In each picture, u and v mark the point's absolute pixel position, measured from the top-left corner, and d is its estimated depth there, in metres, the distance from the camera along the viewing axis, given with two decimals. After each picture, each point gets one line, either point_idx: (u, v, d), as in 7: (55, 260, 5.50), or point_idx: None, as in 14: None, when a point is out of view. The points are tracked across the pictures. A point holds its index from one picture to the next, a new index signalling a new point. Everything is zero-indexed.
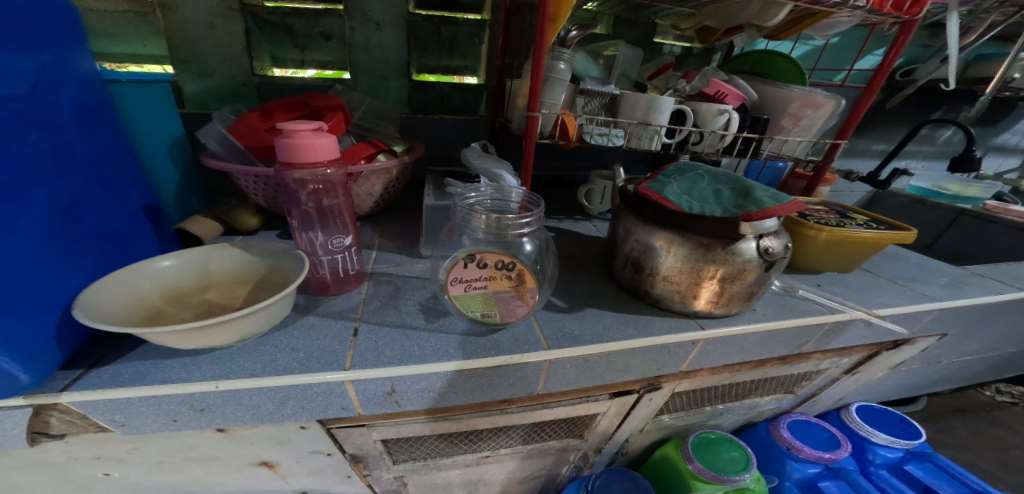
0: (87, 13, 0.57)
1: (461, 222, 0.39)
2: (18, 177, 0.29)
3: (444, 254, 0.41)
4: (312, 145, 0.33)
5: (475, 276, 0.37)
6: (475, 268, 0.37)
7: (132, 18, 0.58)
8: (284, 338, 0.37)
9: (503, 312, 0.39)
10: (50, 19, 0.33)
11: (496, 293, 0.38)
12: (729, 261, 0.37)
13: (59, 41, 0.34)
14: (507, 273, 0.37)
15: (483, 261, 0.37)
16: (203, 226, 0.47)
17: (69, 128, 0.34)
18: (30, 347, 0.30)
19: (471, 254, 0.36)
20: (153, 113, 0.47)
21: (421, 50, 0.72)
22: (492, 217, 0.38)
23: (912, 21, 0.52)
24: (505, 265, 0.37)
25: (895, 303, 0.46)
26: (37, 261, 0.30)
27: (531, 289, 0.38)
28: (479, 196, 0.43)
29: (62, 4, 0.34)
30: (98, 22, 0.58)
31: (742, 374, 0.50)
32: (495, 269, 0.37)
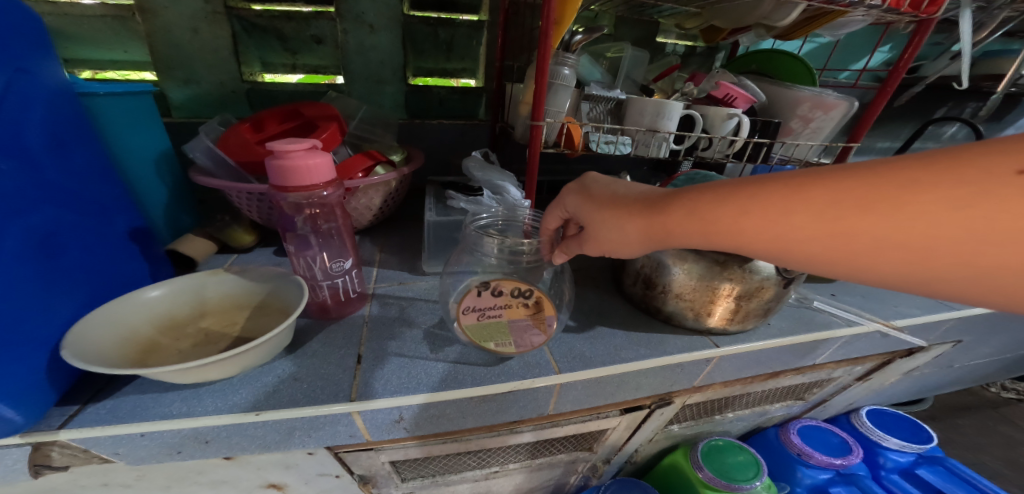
0: (63, 17, 0.54)
1: (472, 242, 0.38)
2: None
3: (454, 276, 0.39)
4: (306, 166, 0.31)
5: (490, 304, 0.36)
6: (489, 296, 0.36)
7: (111, 22, 0.56)
8: (287, 367, 0.36)
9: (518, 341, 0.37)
10: (9, 32, 0.30)
11: (512, 321, 0.37)
12: (745, 279, 0.36)
13: (19, 56, 0.31)
14: (524, 301, 0.36)
15: (499, 289, 0.35)
16: (195, 246, 0.45)
17: (40, 150, 0.32)
18: (21, 390, 0.28)
19: (485, 281, 0.35)
20: (136, 126, 0.44)
21: (418, 52, 0.70)
22: (507, 241, 0.36)
23: (930, 20, 0.51)
24: (522, 292, 0.36)
25: (914, 313, 0.45)
26: (20, 300, 0.28)
27: (549, 317, 0.37)
28: (492, 215, 0.41)
29: (22, 12, 0.31)
30: (75, 26, 0.55)
31: (753, 385, 0.49)
32: (511, 297, 0.36)
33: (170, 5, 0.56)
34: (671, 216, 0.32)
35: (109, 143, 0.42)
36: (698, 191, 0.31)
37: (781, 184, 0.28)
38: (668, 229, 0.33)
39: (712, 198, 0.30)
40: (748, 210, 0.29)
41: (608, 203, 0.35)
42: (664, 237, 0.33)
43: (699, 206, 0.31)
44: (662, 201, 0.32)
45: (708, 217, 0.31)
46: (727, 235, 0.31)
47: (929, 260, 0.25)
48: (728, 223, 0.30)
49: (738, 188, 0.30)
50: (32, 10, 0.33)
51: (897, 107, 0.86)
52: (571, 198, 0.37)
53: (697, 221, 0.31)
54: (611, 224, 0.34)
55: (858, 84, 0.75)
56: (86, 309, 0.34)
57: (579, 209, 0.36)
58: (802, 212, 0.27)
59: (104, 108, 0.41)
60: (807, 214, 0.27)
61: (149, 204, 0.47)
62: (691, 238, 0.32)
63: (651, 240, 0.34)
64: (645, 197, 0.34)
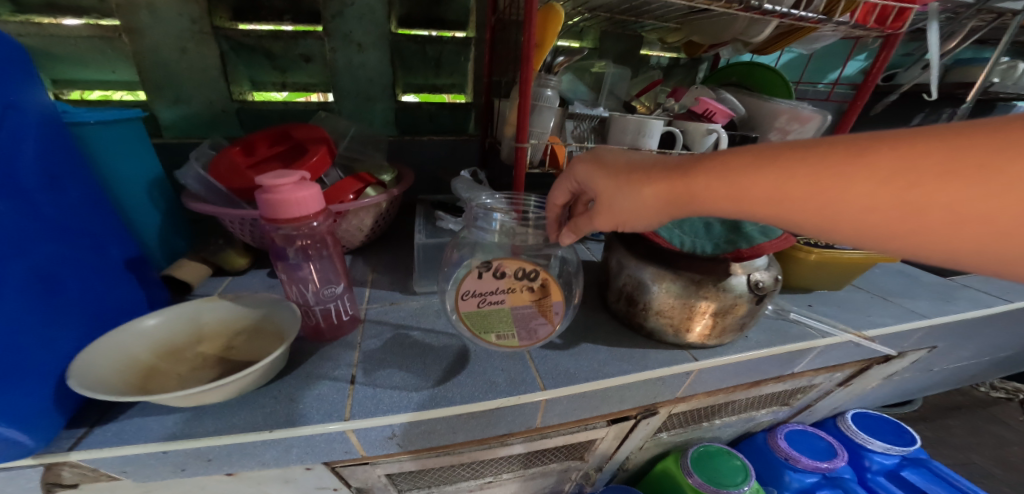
0: (49, 39, 0.55)
1: (480, 218, 0.40)
2: None
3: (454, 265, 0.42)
4: (295, 200, 0.32)
5: (492, 289, 0.38)
6: (490, 278, 0.38)
7: (98, 43, 0.57)
8: (283, 387, 0.37)
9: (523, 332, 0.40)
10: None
11: (514, 307, 0.39)
12: (720, 296, 0.37)
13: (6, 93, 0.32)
14: (529, 284, 0.38)
15: (501, 270, 0.38)
16: (191, 270, 0.47)
17: (35, 187, 0.33)
18: (32, 417, 0.30)
19: (488, 261, 0.38)
20: (128, 152, 0.45)
21: (407, 69, 0.71)
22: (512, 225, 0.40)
23: (896, 35, 0.56)
24: (526, 274, 0.38)
25: (886, 322, 0.46)
26: (24, 334, 0.30)
27: (556, 304, 0.40)
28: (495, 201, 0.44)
29: (14, 54, 0.32)
30: (61, 47, 0.56)
31: (736, 394, 0.50)
32: (513, 280, 0.38)
33: (157, 25, 0.57)
34: (701, 175, 0.30)
35: (102, 173, 0.43)
36: (739, 153, 0.29)
37: (839, 144, 0.26)
38: (694, 192, 0.31)
39: (753, 159, 0.29)
40: (796, 176, 0.27)
41: (624, 170, 0.34)
42: (690, 201, 0.31)
43: (731, 165, 0.29)
44: (689, 164, 0.31)
45: (744, 183, 0.29)
46: (768, 203, 0.28)
47: (972, 245, 0.24)
48: (764, 193, 0.28)
49: (786, 149, 0.28)
50: (19, 46, 0.33)
51: (876, 115, 0.89)
52: (582, 167, 0.37)
53: (733, 185, 0.29)
54: (628, 187, 0.33)
55: (832, 95, 0.78)
56: (88, 338, 0.35)
57: (589, 177, 0.36)
58: (863, 178, 0.25)
59: (94, 137, 0.42)
60: (872, 181, 0.25)
61: (142, 226, 0.48)
62: (719, 205, 0.31)
63: (669, 205, 0.32)
64: (662, 162, 0.33)
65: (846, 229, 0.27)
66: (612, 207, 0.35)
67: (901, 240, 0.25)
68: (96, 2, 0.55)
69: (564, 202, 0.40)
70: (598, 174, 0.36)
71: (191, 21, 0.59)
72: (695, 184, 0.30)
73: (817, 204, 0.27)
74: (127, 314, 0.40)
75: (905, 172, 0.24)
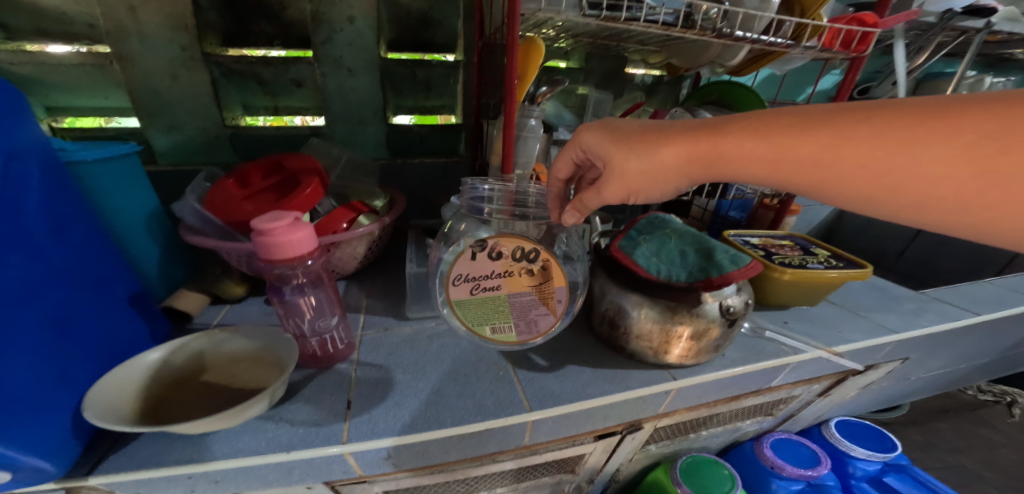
0: (40, 66, 0.56)
1: (473, 197, 0.45)
2: (10, 303, 0.30)
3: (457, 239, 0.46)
4: (288, 242, 0.34)
5: (484, 276, 0.42)
6: (487, 260, 0.42)
7: (89, 70, 0.58)
8: (284, 411, 0.39)
9: (525, 323, 0.44)
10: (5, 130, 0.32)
11: (510, 294, 0.44)
12: (694, 320, 0.40)
13: (13, 142, 0.33)
14: (526, 264, 0.42)
15: (499, 249, 0.42)
16: (190, 300, 0.49)
17: (43, 234, 0.34)
18: (54, 446, 0.32)
19: (481, 241, 0.41)
20: (125, 187, 0.47)
21: (397, 92, 0.73)
22: (502, 219, 0.45)
23: (860, 57, 0.62)
24: (525, 254, 0.42)
25: (856, 338, 0.48)
26: (40, 377, 0.32)
27: (558, 289, 0.44)
28: (491, 190, 0.45)
29: (20, 106, 0.34)
30: (55, 77, 0.58)
31: (718, 408, 0.52)
32: (511, 261, 0.42)
33: (148, 53, 0.59)
34: (731, 134, 0.34)
35: (100, 208, 0.45)
36: (783, 116, 0.33)
37: (915, 107, 0.29)
38: (721, 152, 0.35)
39: (798, 121, 0.33)
40: (856, 137, 0.30)
41: (638, 136, 0.38)
42: (716, 160, 0.35)
43: (773, 127, 0.33)
44: (718, 126, 0.35)
45: (788, 143, 0.33)
46: (815, 166, 0.32)
47: None
48: (812, 154, 0.32)
49: (851, 112, 0.31)
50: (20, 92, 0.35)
51: None
52: (590, 135, 0.41)
53: (770, 145, 0.34)
54: (650, 150, 0.37)
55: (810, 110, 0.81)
56: (97, 371, 0.37)
57: (598, 145, 0.40)
58: (943, 144, 0.28)
59: (91, 174, 0.43)
60: (950, 146, 0.28)
61: (138, 256, 0.49)
62: (751, 164, 0.35)
63: (688, 164, 0.36)
64: (674, 129, 0.37)
65: (912, 199, 0.30)
66: (630, 168, 0.38)
67: (965, 212, 0.29)
68: (86, 29, 0.57)
69: (566, 175, 0.44)
70: (614, 138, 0.39)
71: (181, 48, 0.60)
72: (727, 144, 0.35)
73: (891, 168, 0.30)
74: (131, 345, 0.42)
75: (1001, 137, 0.26)
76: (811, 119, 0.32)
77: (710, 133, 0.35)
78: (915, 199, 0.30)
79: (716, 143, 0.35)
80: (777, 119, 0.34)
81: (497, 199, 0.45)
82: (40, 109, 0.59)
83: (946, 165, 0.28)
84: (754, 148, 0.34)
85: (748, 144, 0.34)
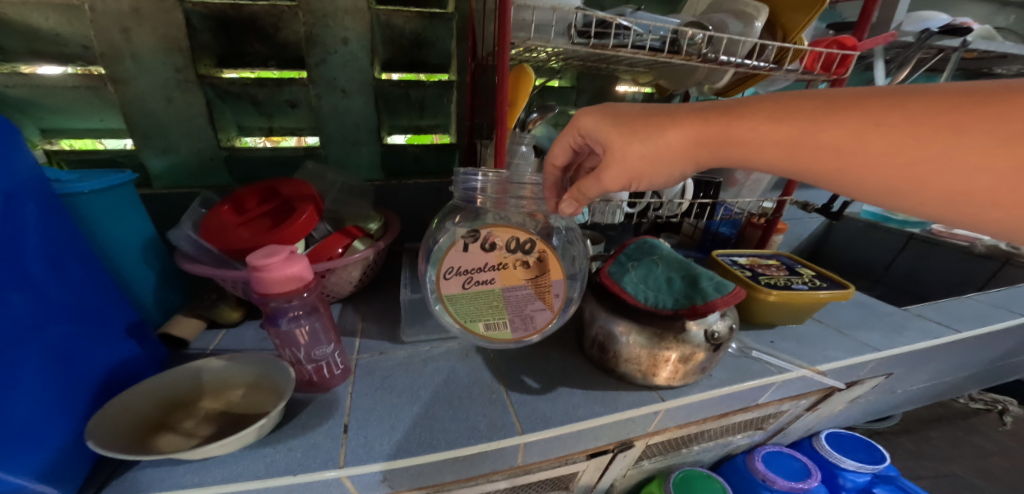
0: (34, 89, 0.57)
1: (463, 183, 0.46)
2: (17, 342, 0.32)
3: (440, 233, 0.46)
4: (285, 277, 0.35)
5: (478, 268, 0.44)
6: (479, 250, 0.44)
7: (84, 92, 0.59)
8: (282, 437, 0.40)
9: (520, 319, 0.46)
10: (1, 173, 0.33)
11: (503, 286, 0.45)
12: (680, 345, 0.41)
13: (13, 184, 0.34)
14: (524, 254, 0.44)
15: (492, 239, 0.44)
16: (185, 326, 0.50)
17: (42, 274, 0.35)
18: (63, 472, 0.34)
19: (471, 231, 0.44)
20: (121, 216, 0.48)
21: (390, 112, 0.75)
22: (496, 210, 0.47)
23: (840, 79, 0.64)
24: (519, 244, 0.44)
25: (840, 356, 0.49)
26: (46, 410, 0.34)
27: (555, 281, 0.46)
28: (485, 180, 0.46)
29: (18, 148, 0.35)
30: (50, 100, 0.59)
31: (707, 424, 0.53)
32: (506, 251, 0.44)
33: (141, 75, 0.60)
34: (744, 117, 0.35)
35: (96, 238, 0.46)
36: (805, 100, 0.34)
37: (956, 92, 0.29)
38: (732, 134, 0.36)
39: (818, 106, 0.33)
40: (886, 123, 0.30)
41: (641, 120, 0.39)
42: (727, 142, 0.36)
43: (788, 110, 0.34)
44: (731, 109, 0.36)
45: (808, 128, 0.33)
46: (835, 151, 0.32)
47: None
48: (833, 140, 0.32)
49: (880, 98, 0.31)
50: (14, 133, 0.35)
51: None
52: (588, 119, 0.42)
53: (786, 129, 0.34)
54: (658, 132, 0.37)
55: None
56: (96, 403, 0.39)
57: (595, 126, 0.41)
58: (982, 132, 0.28)
59: (87, 204, 0.44)
60: (990, 135, 0.27)
61: (135, 283, 0.50)
62: (764, 148, 0.35)
63: (696, 145, 0.37)
64: (678, 109, 0.38)
65: (937, 194, 0.30)
66: (635, 151, 0.38)
67: (986, 210, 0.29)
68: (81, 51, 0.58)
69: (563, 162, 0.45)
70: (616, 122, 0.40)
71: (176, 69, 0.61)
72: (739, 127, 0.36)
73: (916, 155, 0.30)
74: (130, 373, 0.43)
75: None
76: (824, 103, 0.33)
77: (723, 115, 0.36)
78: (941, 195, 0.30)
79: (728, 126, 0.36)
80: (796, 103, 0.34)
81: (490, 188, 0.46)
82: (34, 132, 0.60)
83: (980, 155, 0.28)
84: (767, 127, 0.35)
85: (760, 126, 0.35)
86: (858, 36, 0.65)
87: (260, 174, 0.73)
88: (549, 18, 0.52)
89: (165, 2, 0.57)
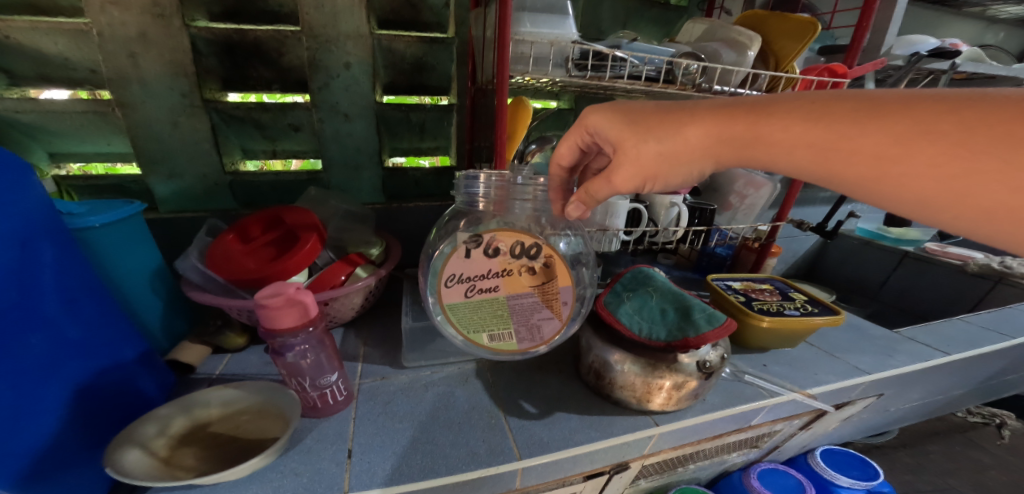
0: (44, 114, 0.59)
1: (465, 186, 0.48)
2: (39, 377, 0.34)
3: (441, 241, 0.48)
4: (292, 313, 0.37)
5: (479, 277, 0.46)
6: (485, 257, 0.45)
7: (91, 117, 0.61)
8: (287, 462, 0.41)
9: (527, 330, 0.48)
10: (16, 219, 0.35)
11: (507, 292, 0.47)
12: (673, 374, 0.42)
13: (30, 227, 0.36)
14: (530, 262, 0.46)
15: (496, 245, 0.45)
16: (192, 353, 0.52)
17: (60, 313, 0.37)
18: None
19: (474, 236, 0.44)
20: (129, 247, 0.49)
21: (392, 135, 0.77)
22: (504, 215, 0.48)
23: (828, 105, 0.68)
24: (527, 249, 0.45)
25: (830, 380, 0.50)
26: (66, 440, 0.36)
27: (565, 288, 0.47)
28: (486, 185, 0.47)
29: (34, 190, 0.37)
30: (60, 127, 0.61)
31: (702, 445, 0.54)
32: (507, 258, 0.45)
33: (148, 99, 0.62)
34: (775, 116, 0.35)
35: (105, 269, 0.47)
36: (844, 101, 0.34)
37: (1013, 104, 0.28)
38: (760, 133, 0.36)
39: (859, 108, 0.33)
40: (935, 132, 0.30)
41: (658, 116, 0.40)
42: (751, 141, 0.37)
43: (824, 112, 0.34)
44: (764, 108, 0.36)
45: (849, 133, 0.33)
46: (876, 159, 0.32)
47: None
48: (873, 147, 0.32)
49: (935, 103, 0.31)
50: (27, 177, 0.37)
51: None
52: (598, 116, 0.43)
53: (821, 131, 0.34)
54: (678, 131, 0.39)
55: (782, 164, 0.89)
56: (116, 431, 0.41)
57: (599, 121, 0.43)
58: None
59: (98, 237, 0.46)
60: None
61: (145, 312, 0.52)
62: (793, 150, 0.35)
63: (717, 143, 0.38)
64: (712, 106, 0.39)
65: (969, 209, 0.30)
66: (649, 147, 0.40)
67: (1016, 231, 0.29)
68: (89, 74, 0.59)
69: (566, 163, 0.49)
70: (628, 119, 0.41)
71: (182, 94, 0.63)
72: (771, 128, 0.36)
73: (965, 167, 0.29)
74: (145, 400, 0.45)
75: None
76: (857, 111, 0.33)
77: (758, 112, 0.36)
78: (978, 210, 0.30)
79: (757, 125, 0.36)
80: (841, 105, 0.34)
81: (492, 192, 0.47)
82: (43, 158, 0.63)
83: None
84: (803, 127, 0.34)
85: (790, 133, 0.35)
86: (850, 62, 0.67)
87: (264, 198, 0.75)
88: (546, 51, 0.55)
89: (172, 28, 0.59)
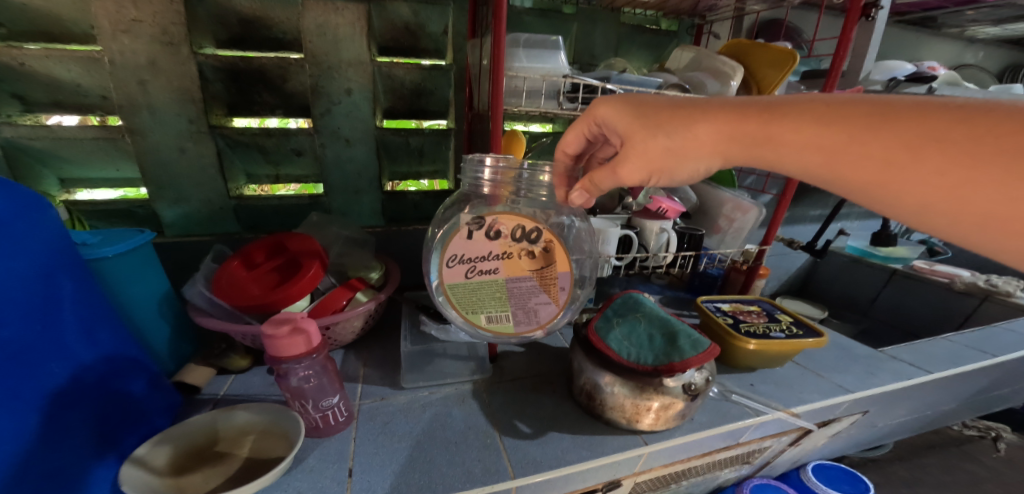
0: (56, 140, 0.61)
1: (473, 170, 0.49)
2: (59, 405, 0.36)
3: (446, 221, 0.50)
4: (297, 343, 0.39)
5: (481, 259, 0.48)
6: (485, 240, 0.47)
7: (102, 143, 0.63)
8: (288, 482, 0.42)
9: (524, 312, 0.51)
10: (38, 256, 0.37)
11: (507, 275, 0.49)
12: (660, 396, 0.45)
13: (53, 263, 0.38)
14: (530, 247, 0.48)
15: (499, 227, 0.47)
16: (197, 375, 0.54)
17: (78, 342, 0.39)
18: None
19: (478, 217, 0.46)
20: (139, 275, 0.52)
21: (392, 159, 0.80)
22: (511, 200, 0.50)
23: None
24: (529, 233, 0.48)
25: (814, 398, 0.52)
26: (84, 464, 0.38)
27: (563, 275, 0.50)
28: (494, 171, 0.48)
29: (54, 227, 0.40)
30: (71, 154, 0.64)
31: (692, 462, 0.56)
32: (509, 242, 0.47)
33: (156, 126, 0.65)
34: (788, 117, 0.35)
35: (116, 296, 0.50)
36: (858, 104, 0.33)
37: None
38: (772, 133, 0.36)
39: (876, 112, 0.32)
40: (947, 140, 0.30)
41: (669, 109, 0.39)
42: (762, 140, 0.37)
43: (840, 115, 0.34)
44: (777, 107, 0.36)
45: (862, 136, 0.33)
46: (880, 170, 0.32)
47: None
48: (883, 150, 0.32)
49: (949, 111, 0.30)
50: (48, 215, 0.39)
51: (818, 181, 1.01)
52: (605, 108, 0.43)
53: (832, 131, 0.34)
54: (686, 126, 0.38)
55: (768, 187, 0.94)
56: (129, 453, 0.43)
57: (607, 112, 0.43)
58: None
59: (109, 266, 0.48)
60: None
61: (152, 337, 0.54)
62: (801, 152, 0.35)
63: (728, 141, 0.38)
64: (728, 100, 0.39)
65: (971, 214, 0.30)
66: (658, 141, 0.39)
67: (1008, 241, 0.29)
68: (100, 100, 0.62)
69: (570, 151, 0.48)
70: (637, 110, 0.41)
71: (189, 120, 0.66)
72: (783, 129, 0.36)
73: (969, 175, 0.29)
74: (156, 422, 0.47)
75: None
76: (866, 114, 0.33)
77: (770, 113, 0.36)
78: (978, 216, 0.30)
79: (768, 127, 0.36)
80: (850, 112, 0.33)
81: (496, 189, 0.50)
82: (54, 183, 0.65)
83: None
84: (812, 127, 0.35)
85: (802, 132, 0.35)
86: (828, 89, 0.70)
87: (267, 221, 0.77)
88: (539, 85, 0.57)
89: (180, 55, 0.62)
